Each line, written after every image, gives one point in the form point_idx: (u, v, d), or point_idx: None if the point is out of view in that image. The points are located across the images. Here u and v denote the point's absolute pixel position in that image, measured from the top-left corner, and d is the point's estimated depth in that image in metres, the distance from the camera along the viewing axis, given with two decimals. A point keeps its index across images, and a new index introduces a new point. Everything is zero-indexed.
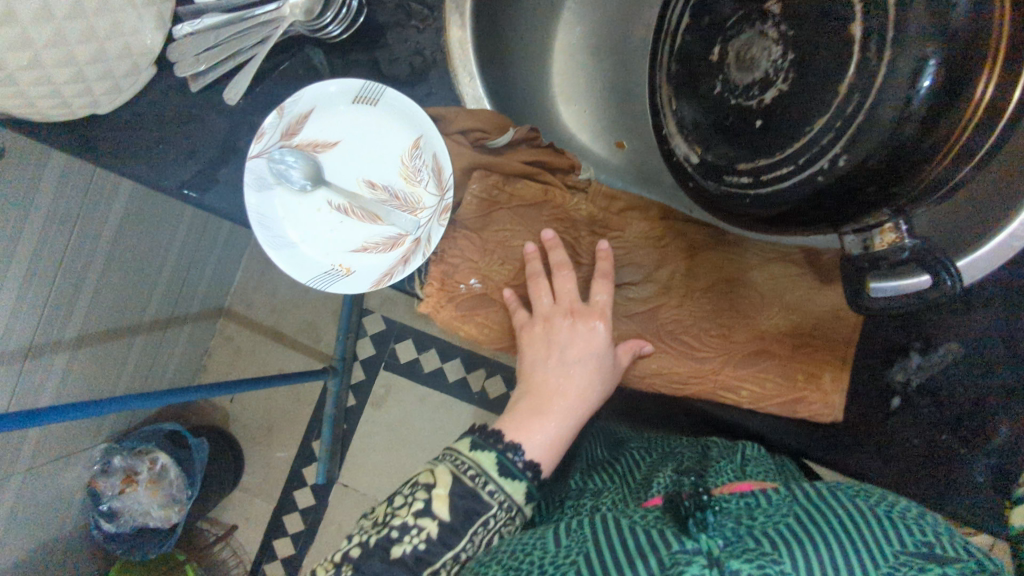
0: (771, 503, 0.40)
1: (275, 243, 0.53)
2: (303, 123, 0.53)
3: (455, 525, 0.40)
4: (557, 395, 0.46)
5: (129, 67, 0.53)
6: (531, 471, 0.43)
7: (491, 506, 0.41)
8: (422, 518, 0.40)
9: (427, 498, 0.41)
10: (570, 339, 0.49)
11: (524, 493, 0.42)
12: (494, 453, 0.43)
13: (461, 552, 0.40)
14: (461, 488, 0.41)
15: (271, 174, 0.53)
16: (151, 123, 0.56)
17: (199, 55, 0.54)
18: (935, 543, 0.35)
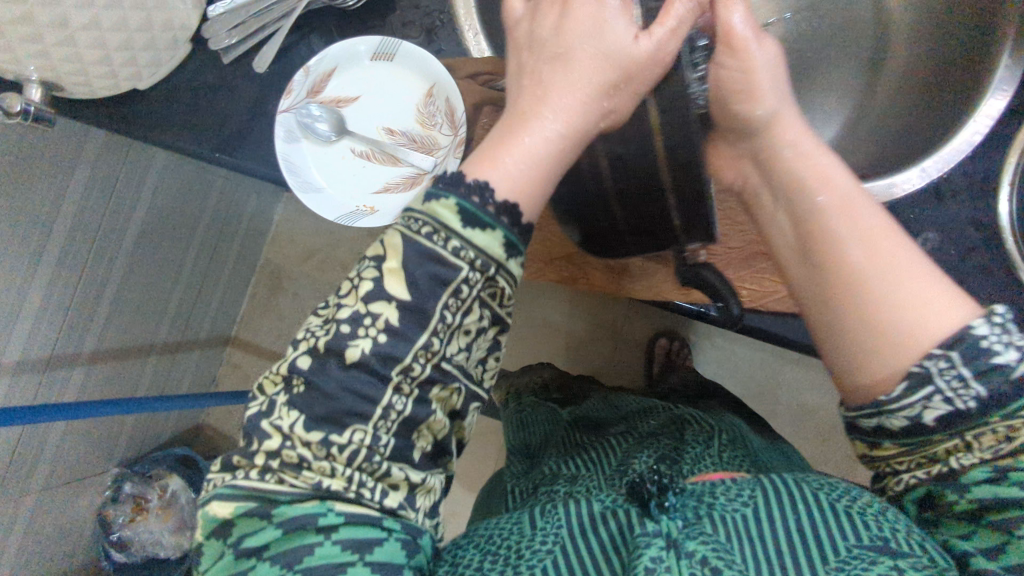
0: (736, 487, 0.46)
1: (305, 187, 0.58)
2: (327, 81, 0.58)
3: (420, 304, 0.33)
4: (561, 111, 0.40)
5: (169, 39, 0.58)
6: (507, 216, 0.35)
7: (463, 268, 0.33)
8: (376, 304, 0.33)
9: (377, 276, 0.34)
10: (613, 30, 0.40)
11: (499, 242, 0.34)
12: (453, 200, 0.34)
13: (436, 334, 0.34)
14: (422, 249, 0.33)
15: (299, 127, 0.58)
16: (186, 95, 0.62)
17: (230, 31, 0.60)
18: (888, 535, 0.40)
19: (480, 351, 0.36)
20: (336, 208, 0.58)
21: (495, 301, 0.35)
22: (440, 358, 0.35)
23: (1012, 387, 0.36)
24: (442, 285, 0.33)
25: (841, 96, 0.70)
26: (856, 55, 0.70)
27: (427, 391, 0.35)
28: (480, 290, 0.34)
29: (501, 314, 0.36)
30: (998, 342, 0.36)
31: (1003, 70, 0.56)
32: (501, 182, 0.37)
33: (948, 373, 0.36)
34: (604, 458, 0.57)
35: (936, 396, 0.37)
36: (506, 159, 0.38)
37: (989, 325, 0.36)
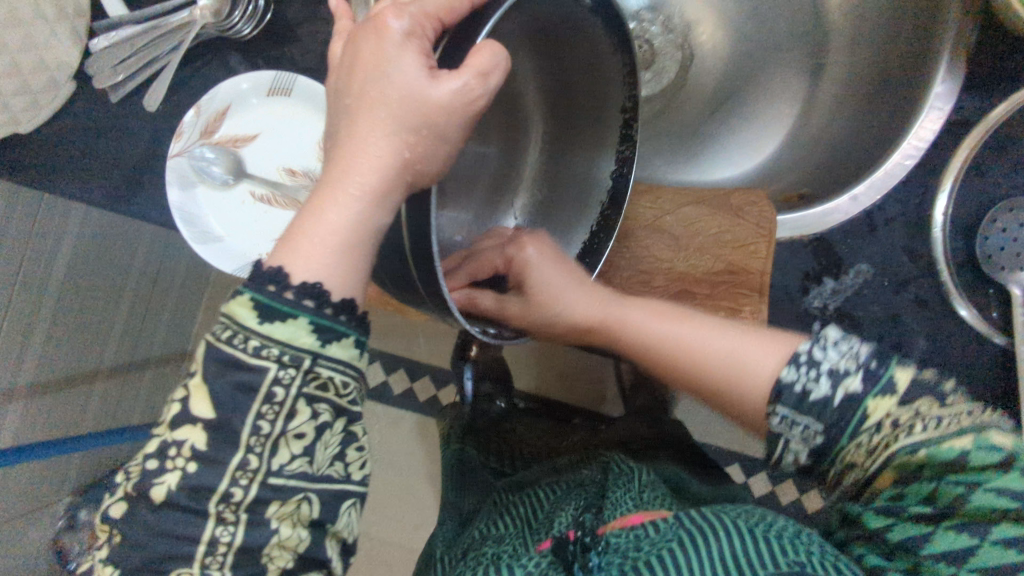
0: (655, 531, 0.43)
1: (200, 237, 0.54)
2: (222, 120, 0.55)
3: (226, 420, 0.30)
4: (362, 164, 0.31)
5: (46, 81, 0.54)
6: (311, 299, 0.30)
7: (269, 368, 0.29)
8: (180, 429, 0.30)
9: (183, 396, 0.30)
10: (399, 71, 0.30)
11: (308, 330, 0.30)
12: (247, 294, 0.30)
13: (254, 448, 0.30)
14: (222, 358, 0.29)
15: (193, 171, 0.54)
16: (72, 135, 0.57)
17: (116, 66, 0.55)
18: None
19: (329, 450, 0.31)
20: (235, 259, 0.54)
21: (331, 393, 0.31)
22: (268, 475, 0.30)
23: (841, 415, 0.35)
24: (249, 393, 0.29)
25: (785, 103, 0.67)
26: (797, 58, 0.66)
27: (262, 512, 0.30)
28: (301, 386, 0.30)
29: (343, 404, 0.31)
30: (811, 379, 0.36)
31: (938, 82, 0.56)
32: (295, 268, 0.30)
33: (796, 420, 0.36)
34: (532, 513, 0.56)
35: (791, 443, 0.36)
36: (300, 247, 0.31)
37: (799, 368, 0.36)
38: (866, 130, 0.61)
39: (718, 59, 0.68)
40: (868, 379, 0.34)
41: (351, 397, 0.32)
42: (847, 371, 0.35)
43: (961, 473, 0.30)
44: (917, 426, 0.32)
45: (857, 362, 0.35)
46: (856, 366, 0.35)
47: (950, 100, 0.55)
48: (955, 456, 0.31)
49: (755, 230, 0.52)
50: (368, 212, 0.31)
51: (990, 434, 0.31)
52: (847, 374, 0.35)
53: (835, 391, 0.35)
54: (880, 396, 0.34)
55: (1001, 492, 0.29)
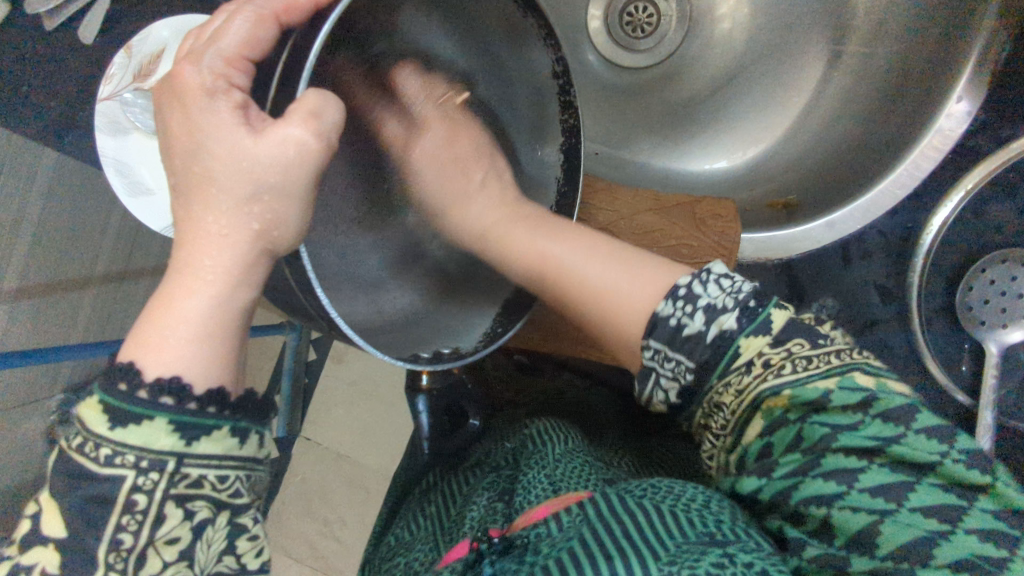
0: (559, 530, 0.35)
1: (131, 189, 0.51)
2: (157, 64, 0.50)
3: (78, 540, 0.28)
4: (211, 243, 0.31)
5: None
6: (171, 396, 0.28)
7: (127, 476, 0.27)
8: (32, 551, 0.28)
9: (36, 512, 0.28)
10: (214, 134, 0.31)
11: (165, 432, 0.28)
12: (97, 396, 0.28)
13: (115, 565, 0.28)
14: (68, 472, 0.28)
15: (124, 117, 0.51)
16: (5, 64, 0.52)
17: None
18: (719, 532, 0.32)
19: (212, 547, 0.30)
20: (165, 218, 0.52)
21: (206, 488, 0.29)
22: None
23: (715, 351, 0.34)
24: (102, 505, 0.27)
25: (789, 91, 0.60)
26: (819, 36, 0.58)
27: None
28: (167, 488, 0.28)
29: (222, 498, 0.29)
30: (688, 316, 0.34)
31: (955, 100, 0.49)
32: (147, 363, 0.29)
33: (667, 355, 0.35)
34: (444, 509, 0.50)
35: (662, 379, 0.35)
36: (148, 337, 0.29)
37: (675, 303, 0.35)
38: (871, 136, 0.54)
39: (733, 36, 0.61)
40: (744, 317, 0.33)
41: (233, 491, 0.30)
42: (724, 309, 0.34)
43: (824, 414, 0.31)
44: (783, 369, 0.32)
45: (737, 300, 0.34)
46: (735, 304, 0.34)
47: (968, 121, 0.49)
48: (814, 400, 0.31)
49: (714, 246, 0.49)
50: (230, 295, 0.31)
51: (855, 374, 0.31)
52: (725, 311, 0.34)
53: (709, 327, 0.33)
54: (752, 335, 0.33)
55: (874, 439, 0.30)
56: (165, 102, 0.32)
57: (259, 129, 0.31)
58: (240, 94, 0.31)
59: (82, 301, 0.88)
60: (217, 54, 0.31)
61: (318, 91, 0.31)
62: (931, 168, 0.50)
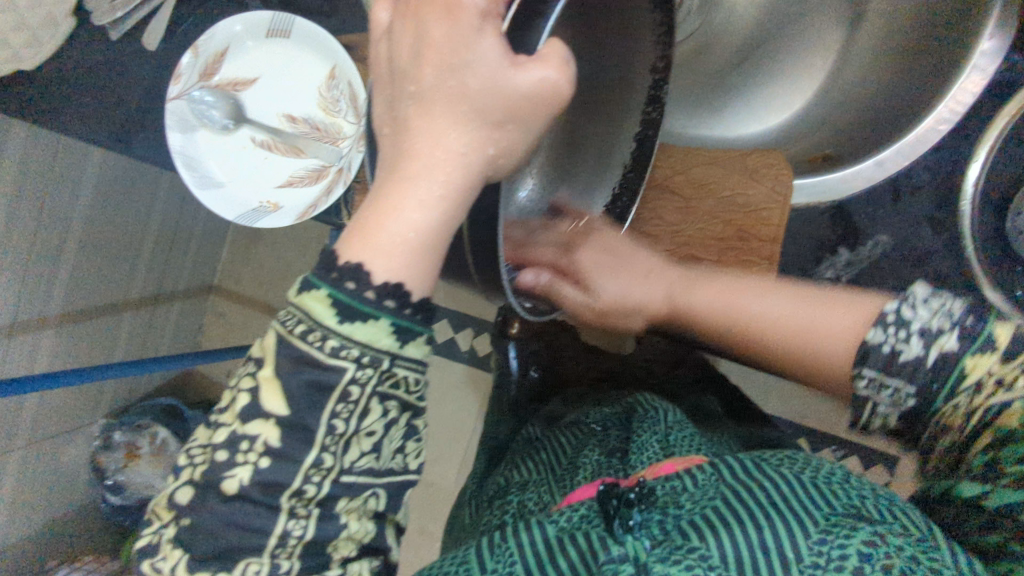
0: (697, 487, 0.41)
1: (202, 183, 0.53)
2: (221, 63, 0.53)
3: (300, 418, 0.32)
4: (448, 160, 0.32)
5: (45, 16, 0.52)
6: (394, 300, 0.32)
7: (347, 368, 0.32)
8: (251, 423, 0.32)
9: (254, 384, 0.33)
10: (480, 53, 0.31)
11: (386, 334, 0.32)
12: (324, 290, 0.32)
13: (330, 445, 0.33)
14: (294, 354, 0.32)
15: (192, 115, 0.53)
16: (93, 61, 0.56)
17: (114, 1, 0.54)
18: (859, 506, 0.38)
19: (393, 444, 0.35)
20: (235, 207, 0.54)
21: (401, 390, 0.33)
22: (341, 472, 0.33)
23: (940, 373, 0.36)
24: (323, 391, 0.32)
25: (819, 54, 0.63)
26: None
27: (332, 507, 0.34)
28: (376, 385, 0.32)
29: (410, 400, 0.34)
30: (901, 340, 0.38)
31: (985, 38, 0.52)
32: (377, 264, 0.32)
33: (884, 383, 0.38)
34: (555, 459, 0.56)
35: (880, 405, 0.39)
36: (376, 236, 0.33)
37: (885, 329, 0.38)
38: (905, 83, 0.58)
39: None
40: (974, 314, 0.36)
41: (418, 395, 0.34)
42: (944, 331, 0.37)
43: None
44: (1006, 380, 0.35)
45: (954, 321, 0.36)
46: (953, 326, 0.36)
47: (998, 57, 0.53)
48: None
49: (772, 193, 0.55)
50: (440, 222, 0.33)
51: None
52: (942, 332, 0.37)
53: (930, 349, 0.36)
54: (997, 327, 0.36)
55: None
56: (424, 9, 0.33)
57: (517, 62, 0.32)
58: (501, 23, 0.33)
59: (119, 323, 0.99)
60: None
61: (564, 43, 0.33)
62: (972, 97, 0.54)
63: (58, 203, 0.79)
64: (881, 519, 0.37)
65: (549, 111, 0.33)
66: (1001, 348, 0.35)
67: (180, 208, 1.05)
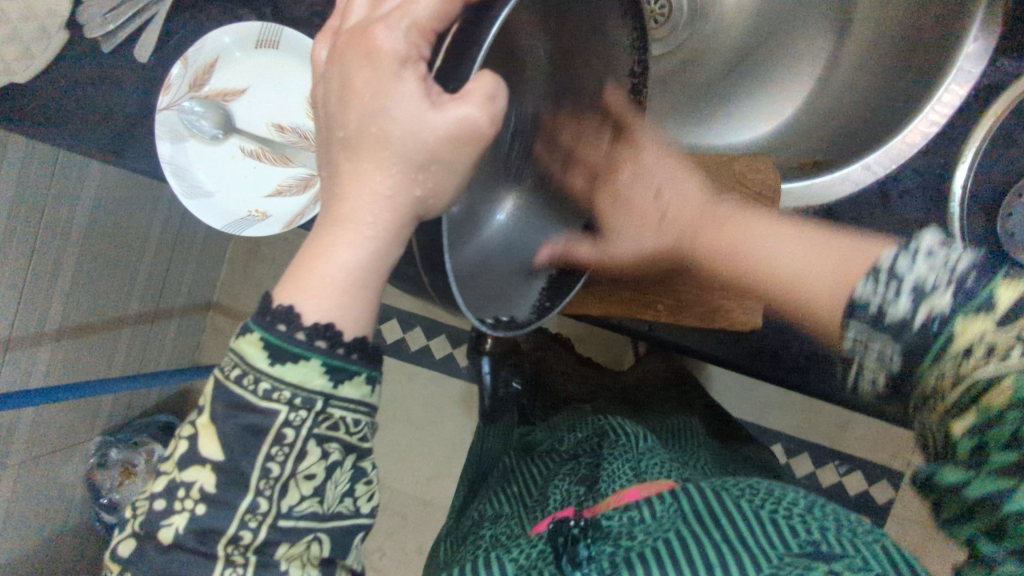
0: (655, 518, 0.41)
1: (191, 192, 0.53)
2: (211, 73, 0.53)
3: (233, 463, 0.33)
4: (374, 203, 0.33)
5: (35, 30, 0.54)
6: (324, 340, 0.33)
7: (280, 411, 0.33)
8: (188, 472, 0.34)
9: (190, 434, 0.34)
10: (396, 99, 0.31)
11: (314, 373, 0.33)
12: (257, 334, 0.33)
13: (265, 489, 0.34)
14: (228, 399, 0.33)
15: (182, 125, 0.53)
16: (83, 72, 0.56)
17: (106, 16, 0.55)
18: (813, 543, 0.39)
19: (338, 487, 0.35)
20: (225, 216, 0.54)
21: (341, 432, 0.34)
22: (277, 517, 0.34)
23: (928, 329, 0.36)
24: (258, 434, 0.33)
25: (806, 61, 0.65)
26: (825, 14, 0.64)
27: (272, 553, 0.35)
28: (312, 427, 0.33)
29: (352, 442, 0.35)
30: (890, 294, 0.37)
31: (971, 41, 0.53)
32: (304, 305, 0.33)
33: (871, 325, 0.38)
34: (527, 489, 0.56)
35: (877, 304, 0.37)
36: (308, 282, 0.34)
37: (874, 281, 0.38)
38: (888, 86, 0.59)
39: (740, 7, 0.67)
40: (957, 295, 0.35)
41: (360, 436, 0.35)
42: (934, 288, 0.36)
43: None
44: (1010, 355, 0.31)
45: (950, 283, 0.36)
46: (945, 280, 0.36)
47: (984, 58, 0.53)
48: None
49: (759, 199, 0.54)
50: (384, 246, 0.34)
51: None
52: (934, 290, 0.36)
53: (918, 310, 0.36)
54: (977, 314, 0.33)
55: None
56: (349, 56, 0.33)
57: (435, 100, 0.31)
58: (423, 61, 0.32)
59: (117, 338, 0.99)
60: (411, 23, 0.32)
61: (496, 73, 0.30)
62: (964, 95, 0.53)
63: (58, 218, 0.80)
64: (833, 556, 0.38)
65: (478, 147, 0.32)
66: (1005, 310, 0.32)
67: (177, 225, 1.05)
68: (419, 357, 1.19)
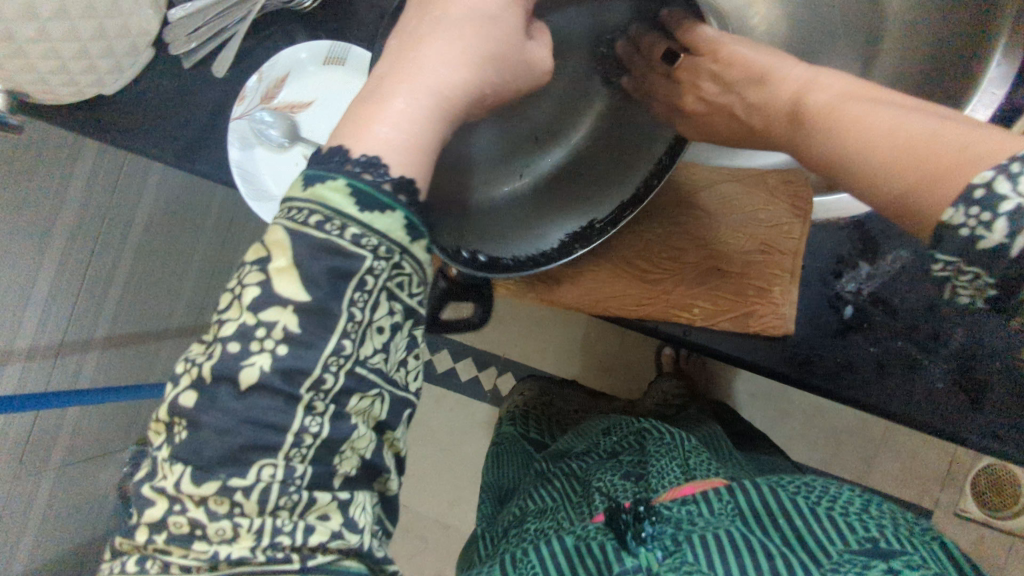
0: (713, 513, 0.44)
1: (259, 195, 0.58)
2: (280, 87, 0.58)
3: (321, 304, 0.30)
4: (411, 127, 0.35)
5: (128, 46, 0.59)
6: (405, 195, 0.32)
7: (365, 257, 0.31)
8: (267, 312, 0.30)
9: (263, 276, 0.30)
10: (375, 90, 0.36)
11: (398, 224, 0.32)
12: (341, 181, 0.31)
13: (349, 332, 0.31)
14: (309, 241, 0.30)
15: (252, 133, 0.58)
16: (165, 87, 0.62)
17: (190, 34, 0.60)
18: (872, 536, 0.41)
19: (399, 347, 0.33)
20: None
21: (404, 292, 0.33)
22: (355, 363, 0.31)
23: (1022, 261, 0.30)
24: (345, 277, 0.30)
25: None
26: (849, 47, 0.68)
27: (345, 404, 0.32)
28: (387, 279, 0.32)
29: (413, 306, 0.33)
30: (983, 222, 0.31)
31: (995, 66, 0.56)
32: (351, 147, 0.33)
33: (963, 271, 0.33)
34: (569, 489, 0.59)
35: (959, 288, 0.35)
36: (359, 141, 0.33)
37: (966, 209, 0.32)
38: (906, 115, 0.64)
39: (770, 40, 0.71)
40: None
41: (420, 302, 0.34)
42: None
43: None
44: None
45: None
46: None
47: (1010, 81, 0.56)
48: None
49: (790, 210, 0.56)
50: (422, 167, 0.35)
51: None
52: None
53: (1015, 241, 0.30)
54: None
55: None
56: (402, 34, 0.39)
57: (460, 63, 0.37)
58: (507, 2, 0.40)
59: (159, 349, 0.96)
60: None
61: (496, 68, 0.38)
62: (982, 120, 0.57)
63: (115, 227, 0.85)
64: (894, 549, 0.40)
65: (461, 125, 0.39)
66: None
67: None
68: (447, 378, 1.21)
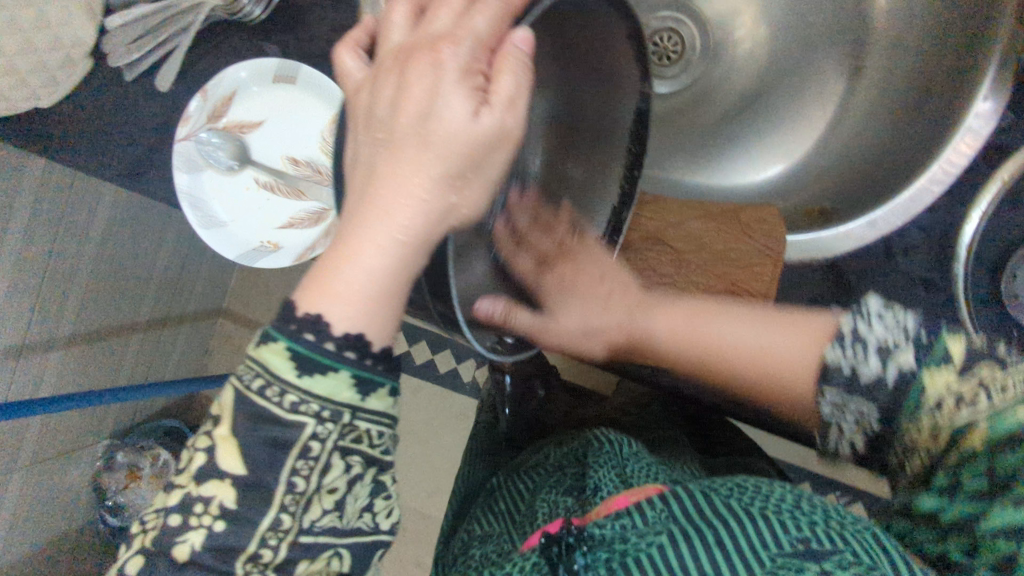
0: (646, 522, 0.39)
1: (207, 224, 0.55)
2: (228, 105, 0.54)
3: (258, 479, 0.32)
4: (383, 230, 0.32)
5: (62, 58, 0.54)
6: (354, 352, 0.32)
7: (307, 424, 0.32)
8: (206, 486, 0.32)
9: (209, 445, 0.32)
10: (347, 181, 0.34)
11: (342, 387, 0.32)
12: (281, 343, 0.32)
13: (289, 505, 0.32)
14: (251, 410, 0.32)
15: (198, 156, 0.54)
16: (107, 100, 0.58)
17: (129, 44, 0.55)
18: (809, 535, 0.37)
19: (358, 501, 0.34)
20: (238, 248, 0.56)
21: (363, 446, 0.34)
22: (299, 533, 0.33)
23: (895, 391, 0.38)
24: (283, 449, 0.32)
25: (818, 105, 0.66)
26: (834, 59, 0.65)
27: (291, 569, 0.33)
28: (337, 441, 0.33)
29: (374, 455, 0.34)
30: (857, 356, 0.39)
31: (981, 100, 0.53)
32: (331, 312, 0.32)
33: (845, 408, 0.39)
34: (514, 506, 0.56)
35: (844, 364, 0.40)
36: (330, 287, 0.32)
37: (842, 346, 0.40)
38: (888, 149, 0.60)
39: (756, 51, 0.68)
40: (918, 356, 0.38)
41: (382, 450, 0.35)
42: (895, 348, 0.38)
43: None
44: (966, 405, 0.36)
45: (905, 344, 0.38)
46: (902, 342, 0.38)
47: (995, 120, 0.53)
48: (1014, 428, 0.34)
49: (761, 250, 0.56)
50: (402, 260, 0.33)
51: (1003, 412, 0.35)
52: (896, 349, 0.38)
53: (887, 368, 0.38)
54: (944, 357, 0.37)
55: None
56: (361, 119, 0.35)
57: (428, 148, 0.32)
58: (484, 81, 0.33)
59: (127, 344, 1.00)
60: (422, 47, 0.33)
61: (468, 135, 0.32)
62: (964, 162, 0.54)
63: (73, 230, 0.81)
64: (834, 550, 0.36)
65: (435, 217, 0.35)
66: (960, 356, 0.37)
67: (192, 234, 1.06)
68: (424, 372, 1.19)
